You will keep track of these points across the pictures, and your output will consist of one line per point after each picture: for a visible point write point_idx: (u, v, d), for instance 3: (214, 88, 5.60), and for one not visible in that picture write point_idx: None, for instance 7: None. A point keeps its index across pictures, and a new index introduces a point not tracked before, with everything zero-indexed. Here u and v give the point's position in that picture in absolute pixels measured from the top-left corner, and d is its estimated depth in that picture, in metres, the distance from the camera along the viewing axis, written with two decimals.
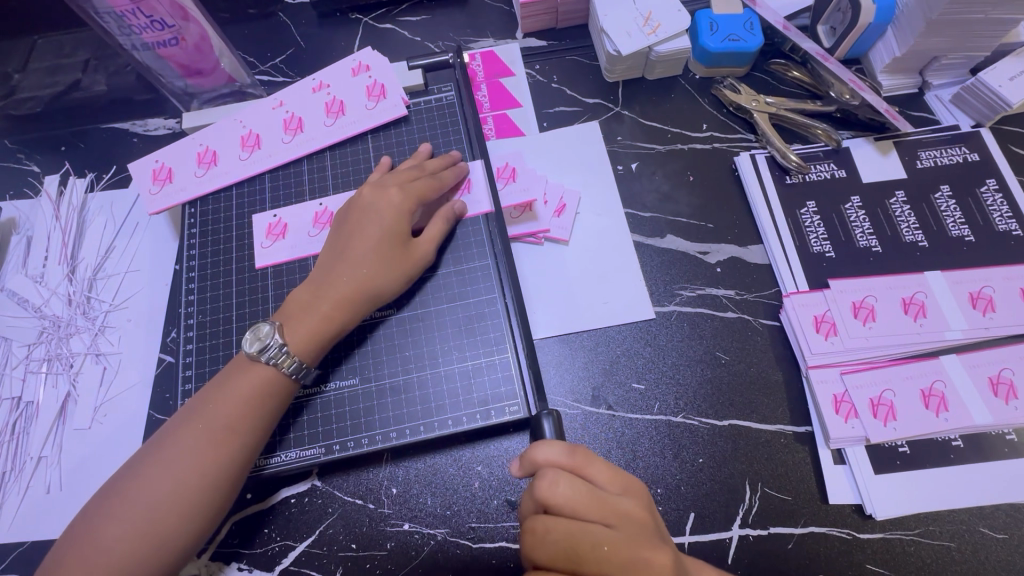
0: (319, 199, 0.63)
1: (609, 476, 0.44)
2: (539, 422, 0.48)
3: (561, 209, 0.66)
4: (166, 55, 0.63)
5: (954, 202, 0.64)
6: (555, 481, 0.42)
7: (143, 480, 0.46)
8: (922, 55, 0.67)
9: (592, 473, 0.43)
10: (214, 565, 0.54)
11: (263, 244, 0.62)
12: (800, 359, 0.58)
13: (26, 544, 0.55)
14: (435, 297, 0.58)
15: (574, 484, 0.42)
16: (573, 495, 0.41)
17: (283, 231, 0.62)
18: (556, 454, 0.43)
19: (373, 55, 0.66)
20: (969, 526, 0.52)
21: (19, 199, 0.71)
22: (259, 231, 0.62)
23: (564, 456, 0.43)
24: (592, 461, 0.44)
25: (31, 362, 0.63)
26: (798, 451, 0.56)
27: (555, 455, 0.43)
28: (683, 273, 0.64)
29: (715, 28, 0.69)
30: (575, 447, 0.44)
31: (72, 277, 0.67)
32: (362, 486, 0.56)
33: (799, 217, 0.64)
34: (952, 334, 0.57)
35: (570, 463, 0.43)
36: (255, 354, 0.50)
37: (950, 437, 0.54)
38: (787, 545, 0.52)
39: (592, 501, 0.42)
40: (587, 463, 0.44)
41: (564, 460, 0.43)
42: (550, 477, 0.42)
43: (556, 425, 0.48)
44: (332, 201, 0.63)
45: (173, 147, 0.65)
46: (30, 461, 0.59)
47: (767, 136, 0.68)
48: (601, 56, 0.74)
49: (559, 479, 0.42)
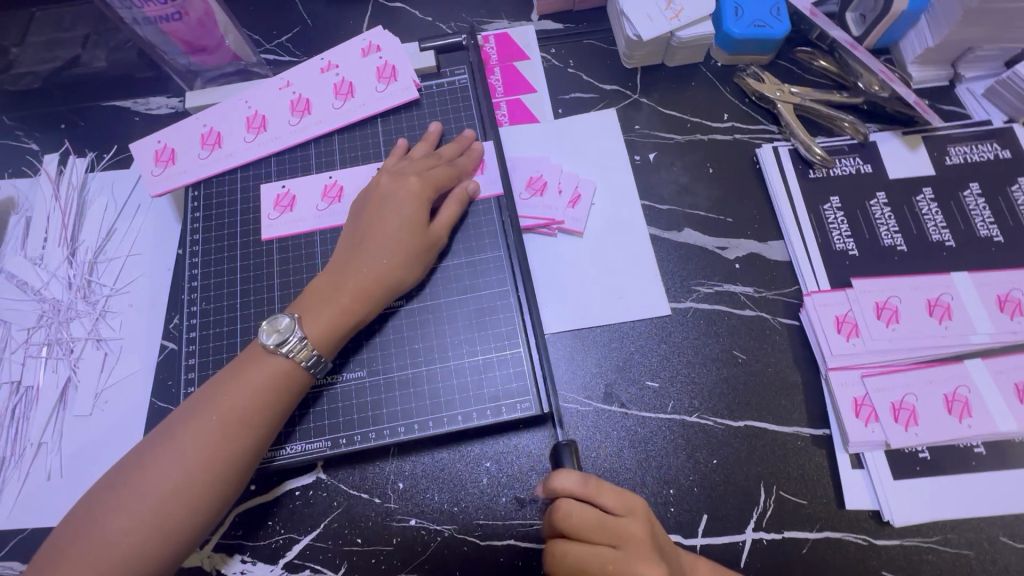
0: (328, 172, 0.62)
1: (618, 500, 0.43)
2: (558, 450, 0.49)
3: (576, 199, 0.64)
4: (168, 30, 0.61)
5: (984, 200, 0.61)
6: (566, 512, 0.42)
7: (150, 472, 0.44)
8: (956, 46, 0.65)
9: (601, 498, 0.43)
10: (217, 557, 0.53)
11: (271, 215, 0.60)
12: (819, 360, 0.57)
13: (26, 531, 0.55)
14: (446, 289, 0.56)
15: (584, 512, 0.42)
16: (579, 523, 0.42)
17: (291, 203, 0.61)
18: (570, 483, 0.43)
19: (384, 34, 0.63)
20: (988, 534, 0.51)
21: (18, 178, 0.69)
22: (267, 203, 0.61)
23: (576, 483, 0.43)
24: (604, 488, 0.43)
25: (31, 346, 0.62)
26: (815, 454, 0.54)
27: (569, 484, 0.43)
28: (700, 268, 0.62)
29: (740, 13, 0.66)
30: (588, 476, 0.43)
31: (72, 259, 0.65)
32: (367, 480, 0.55)
33: (822, 213, 0.62)
34: (978, 338, 0.56)
35: (580, 489, 0.43)
36: (272, 346, 0.48)
37: (972, 444, 0.53)
38: (801, 550, 0.51)
39: (598, 526, 0.42)
40: (598, 489, 0.43)
41: (575, 487, 0.43)
42: (561, 508, 0.43)
43: (574, 455, 0.49)
44: (342, 174, 0.61)
45: (176, 127, 0.63)
46: (30, 446, 0.58)
47: (792, 128, 0.65)
48: (620, 41, 0.71)
49: (570, 510, 0.42)
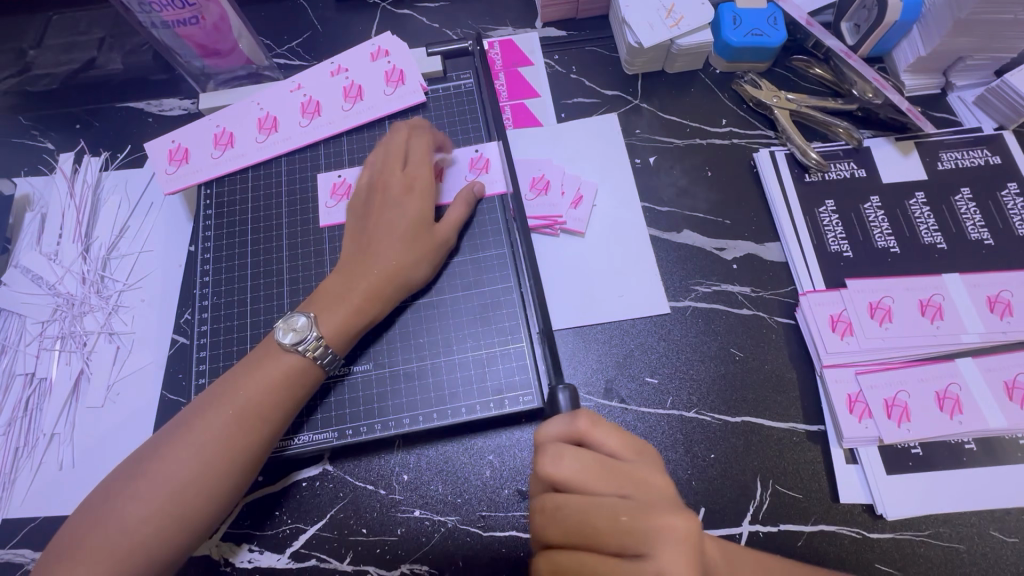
0: (337, 170, 0.63)
1: (619, 443, 0.43)
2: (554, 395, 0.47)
3: (578, 200, 0.66)
4: (184, 34, 0.63)
5: (974, 204, 0.63)
6: (560, 453, 0.42)
7: (167, 462, 0.46)
8: (947, 55, 0.67)
9: (599, 441, 0.43)
10: (225, 547, 0.54)
11: (328, 203, 0.62)
12: (815, 357, 0.58)
13: (38, 519, 0.56)
14: (451, 286, 0.58)
15: (580, 453, 0.42)
16: (579, 465, 0.42)
17: (347, 191, 0.62)
18: (558, 426, 0.44)
19: (393, 40, 0.65)
20: (979, 528, 0.52)
21: (34, 176, 0.71)
22: (324, 191, 0.63)
23: (566, 425, 0.44)
24: (600, 427, 0.43)
25: (45, 339, 0.63)
26: (810, 449, 0.55)
27: (559, 429, 0.44)
28: (699, 268, 0.64)
29: (738, 22, 0.68)
30: (577, 416, 0.44)
31: (86, 255, 0.67)
32: (373, 472, 0.56)
33: (817, 216, 0.64)
34: (969, 337, 0.57)
35: (574, 434, 0.43)
36: (289, 346, 0.50)
37: (963, 440, 0.54)
38: (796, 542, 0.52)
39: (600, 470, 0.42)
40: (592, 431, 0.43)
41: (567, 431, 0.44)
42: (554, 451, 0.42)
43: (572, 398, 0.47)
44: (349, 172, 0.63)
45: (191, 128, 0.65)
46: (43, 437, 0.59)
47: (788, 133, 0.67)
48: (622, 47, 0.73)
49: (564, 451, 0.42)
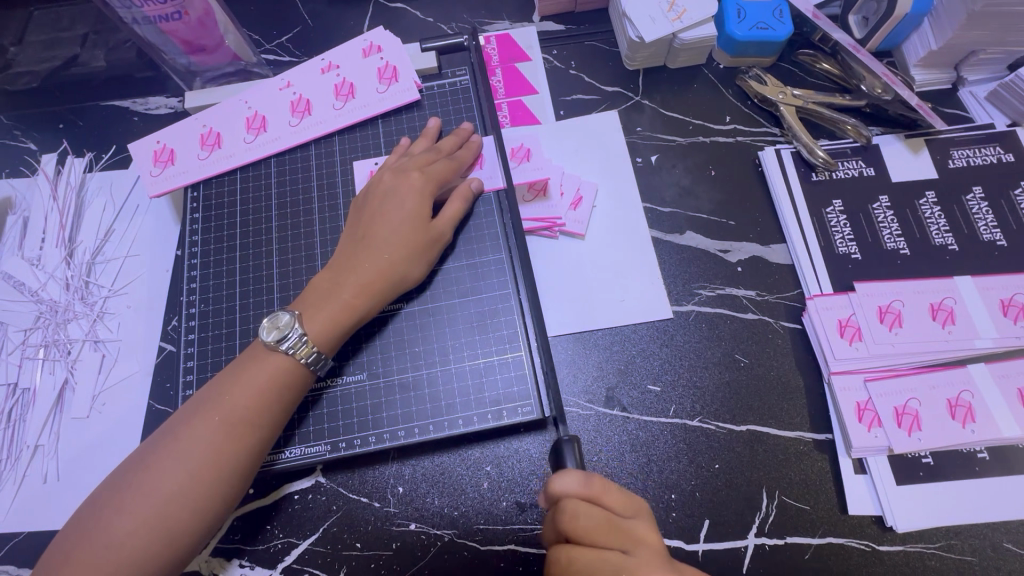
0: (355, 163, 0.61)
1: (623, 502, 0.42)
2: (561, 448, 0.44)
3: (578, 201, 0.64)
4: (168, 30, 0.60)
5: (986, 204, 0.61)
6: (575, 514, 0.40)
7: (155, 474, 0.44)
8: (959, 49, 0.64)
9: (608, 500, 0.42)
10: (215, 561, 0.52)
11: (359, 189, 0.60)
12: (822, 364, 0.56)
13: (21, 535, 0.54)
14: (447, 291, 0.56)
15: (592, 513, 0.41)
16: (590, 526, 0.40)
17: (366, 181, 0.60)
18: (573, 486, 0.41)
19: (385, 35, 0.63)
20: (992, 540, 0.51)
21: (16, 178, 0.69)
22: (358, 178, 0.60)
23: (582, 485, 0.41)
24: (609, 487, 0.42)
25: (28, 348, 0.61)
26: (817, 459, 0.54)
27: (574, 486, 0.41)
28: (703, 271, 0.62)
29: (743, 15, 0.66)
30: (591, 475, 0.42)
31: (69, 260, 0.65)
32: (367, 485, 0.54)
33: (825, 216, 0.62)
34: (981, 342, 0.55)
35: (589, 493, 0.41)
36: (272, 344, 0.48)
37: (975, 449, 0.53)
38: (804, 555, 0.51)
39: (609, 529, 0.41)
40: (603, 490, 0.42)
41: (582, 490, 0.41)
42: (569, 511, 0.40)
43: (577, 453, 0.44)
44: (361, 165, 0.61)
45: (176, 127, 0.62)
46: (27, 449, 0.57)
47: (794, 130, 0.65)
48: (622, 42, 0.71)
49: (579, 511, 0.40)
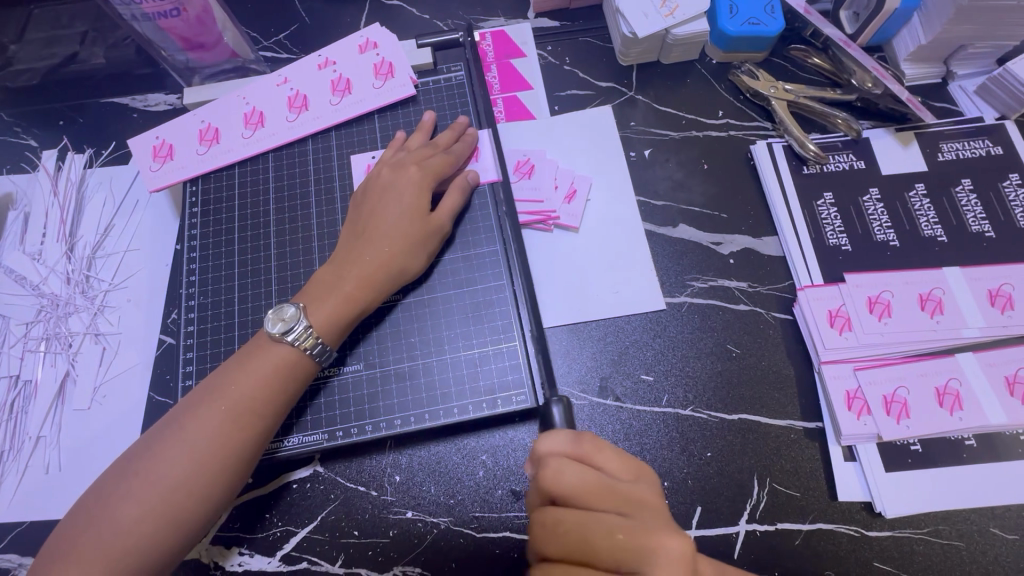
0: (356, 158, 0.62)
1: (620, 464, 0.43)
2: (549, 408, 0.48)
3: (572, 194, 0.65)
4: (166, 27, 0.61)
5: (975, 196, 0.62)
6: (560, 470, 0.41)
7: (160, 462, 0.45)
8: (948, 44, 0.65)
9: (601, 461, 0.42)
10: (214, 550, 0.53)
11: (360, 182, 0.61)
12: (813, 353, 0.57)
13: (24, 524, 0.55)
14: (443, 283, 0.57)
15: (584, 471, 0.41)
16: (580, 483, 0.41)
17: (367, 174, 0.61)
18: (560, 442, 0.43)
19: (381, 31, 0.64)
20: (979, 526, 0.51)
21: (17, 174, 0.70)
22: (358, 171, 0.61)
23: (570, 444, 0.43)
24: (603, 448, 0.43)
25: (29, 341, 0.62)
26: (808, 446, 0.55)
27: (560, 443, 0.43)
28: (695, 263, 0.62)
29: (734, 11, 0.67)
30: (581, 435, 0.44)
31: (71, 255, 0.65)
32: (364, 474, 0.55)
33: (816, 209, 0.63)
34: (969, 332, 0.56)
35: (577, 452, 0.43)
36: (278, 335, 0.49)
37: (963, 436, 0.53)
38: (794, 540, 0.52)
39: (600, 487, 0.41)
40: (594, 450, 0.43)
41: (569, 448, 0.43)
42: (554, 466, 0.41)
43: (566, 413, 0.48)
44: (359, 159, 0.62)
45: (175, 123, 0.63)
46: (29, 440, 0.58)
47: (786, 124, 0.66)
48: (616, 38, 0.71)
49: (564, 467, 0.41)
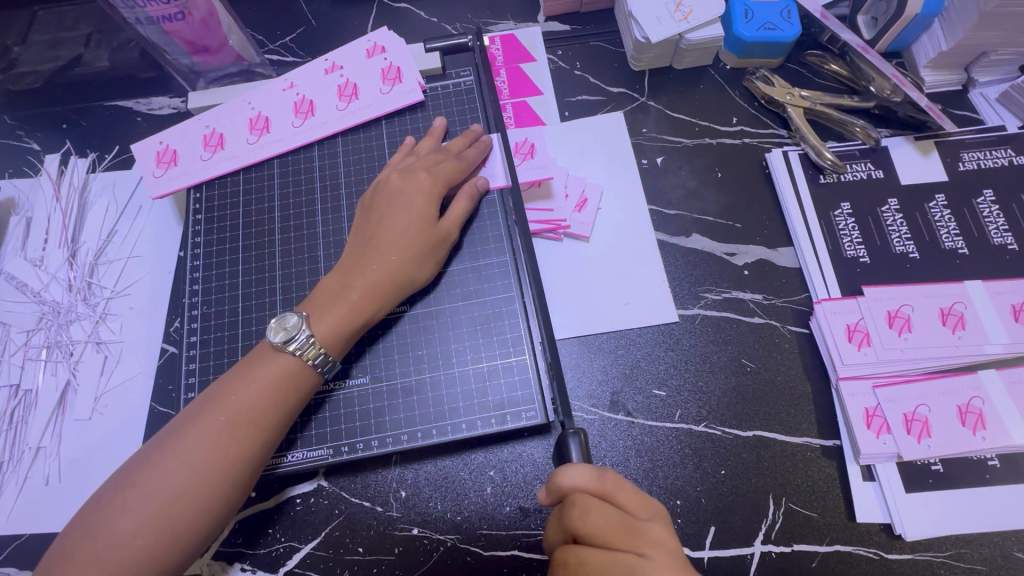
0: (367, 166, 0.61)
1: (637, 501, 0.42)
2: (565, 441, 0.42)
3: (583, 203, 0.64)
4: (171, 30, 0.60)
5: (997, 208, 0.60)
6: (585, 508, 0.39)
7: (158, 474, 0.44)
8: (970, 50, 0.64)
9: (622, 498, 0.41)
10: (216, 565, 0.52)
11: None
12: (830, 369, 0.56)
13: (23, 537, 0.54)
14: (450, 294, 0.56)
15: (604, 509, 0.40)
16: (603, 523, 0.39)
17: None
18: (584, 479, 0.40)
19: (389, 35, 0.62)
20: (1002, 549, 0.50)
21: (19, 178, 0.69)
22: None
23: (594, 480, 0.40)
24: (621, 483, 0.41)
25: (31, 349, 0.61)
26: (825, 465, 0.53)
27: (583, 479, 0.40)
28: (709, 274, 0.61)
29: (750, 15, 0.65)
30: (603, 470, 0.41)
31: (72, 261, 0.64)
32: (369, 489, 0.54)
33: (833, 219, 0.61)
34: (992, 348, 0.55)
35: (600, 489, 0.40)
36: (279, 345, 0.48)
37: (986, 456, 0.52)
38: (811, 563, 0.50)
39: (622, 528, 0.40)
40: (616, 485, 0.41)
41: (592, 484, 0.40)
42: (579, 506, 0.39)
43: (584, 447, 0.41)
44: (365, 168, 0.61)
45: (179, 128, 0.62)
46: (28, 451, 0.57)
47: (802, 133, 0.64)
48: (628, 43, 0.70)
49: (590, 506, 0.39)
